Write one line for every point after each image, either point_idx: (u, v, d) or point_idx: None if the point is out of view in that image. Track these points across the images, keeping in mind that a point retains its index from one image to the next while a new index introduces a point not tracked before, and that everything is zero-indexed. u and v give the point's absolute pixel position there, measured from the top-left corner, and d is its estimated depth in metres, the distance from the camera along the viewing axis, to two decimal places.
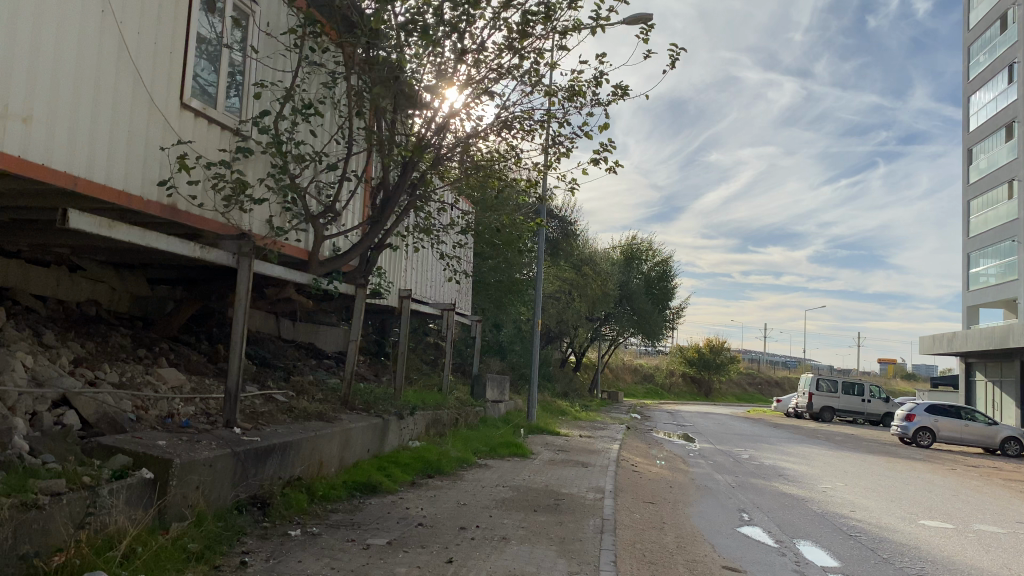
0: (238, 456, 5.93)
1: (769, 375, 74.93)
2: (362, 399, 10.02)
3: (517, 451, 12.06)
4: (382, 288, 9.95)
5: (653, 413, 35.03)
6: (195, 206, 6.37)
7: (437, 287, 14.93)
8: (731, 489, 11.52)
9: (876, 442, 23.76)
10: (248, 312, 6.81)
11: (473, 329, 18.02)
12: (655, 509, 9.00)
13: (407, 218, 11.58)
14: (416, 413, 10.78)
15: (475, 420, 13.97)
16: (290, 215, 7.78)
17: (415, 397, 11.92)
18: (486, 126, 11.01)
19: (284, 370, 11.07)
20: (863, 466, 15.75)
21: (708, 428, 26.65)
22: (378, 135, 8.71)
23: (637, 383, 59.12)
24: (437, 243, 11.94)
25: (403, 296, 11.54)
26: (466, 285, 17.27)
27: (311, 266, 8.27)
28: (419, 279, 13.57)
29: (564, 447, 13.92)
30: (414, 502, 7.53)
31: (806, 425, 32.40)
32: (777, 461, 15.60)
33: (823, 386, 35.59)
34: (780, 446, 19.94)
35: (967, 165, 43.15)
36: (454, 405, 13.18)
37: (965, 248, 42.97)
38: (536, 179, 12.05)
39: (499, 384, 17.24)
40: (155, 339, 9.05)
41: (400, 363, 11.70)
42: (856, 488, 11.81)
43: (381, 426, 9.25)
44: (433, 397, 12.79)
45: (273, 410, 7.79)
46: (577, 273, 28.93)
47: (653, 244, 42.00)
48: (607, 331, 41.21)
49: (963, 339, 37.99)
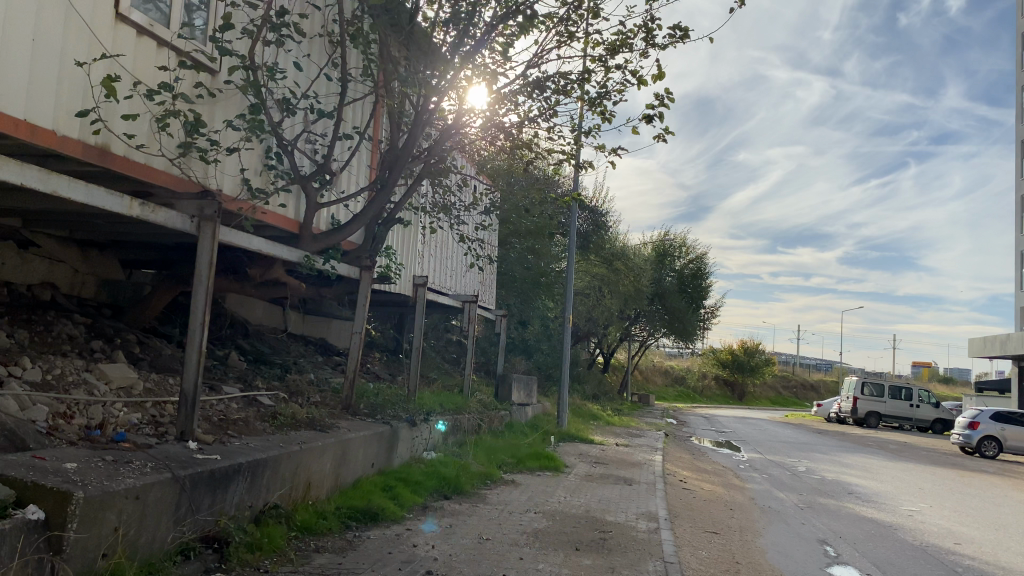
0: (182, 482, 4.42)
1: (803, 378, 72.71)
2: (368, 403, 8.48)
3: (549, 464, 10.46)
4: (392, 272, 8.38)
5: (688, 417, 33.31)
6: (137, 150, 4.86)
7: (459, 276, 13.41)
8: (800, 512, 9.84)
9: (937, 452, 21.82)
10: (211, 292, 5.27)
11: (499, 324, 16.46)
12: (722, 542, 7.34)
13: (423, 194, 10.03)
14: (432, 419, 9.22)
15: (501, 426, 12.38)
16: (273, 174, 6.26)
17: (431, 401, 10.36)
18: (515, 86, 9.44)
19: (280, 368, 9.57)
20: (938, 482, 13.95)
21: (750, 435, 24.88)
22: (385, 81, 7.12)
23: (667, 385, 57.33)
24: (456, 223, 10.37)
25: (419, 284, 10.01)
26: (490, 276, 15.71)
27: (302, 240, 6.74)
28: (437, 266, 12.01)
29: (601, 459, 12.29)
30: (424, 535, 5.96)
31: (852, 432, 30.47)
32: (841, 476, 13.82)
33: (868, 390, 33.56)
34: (835, 456, 18.15)
35: (1021, 157, 40.78)
36: (476, 410, 11.61)
37: (1018, 245, 40.62)
38: (572, 152, 10.47)
39: (527, 385, 15.66)
40: (119, 329, 7.60)
41: (415, 360, 10.15)
42: (946, 514, 10.07)
43: (388, 436, 7.69)
44: (454, 402, 11.21)
45: (249, 417, 6.26)
46: (609, 268, 27.28)
47: (685, 240, 40.15)
48: (638, 331, 39.46)
49: (1018, 341, 35.73)
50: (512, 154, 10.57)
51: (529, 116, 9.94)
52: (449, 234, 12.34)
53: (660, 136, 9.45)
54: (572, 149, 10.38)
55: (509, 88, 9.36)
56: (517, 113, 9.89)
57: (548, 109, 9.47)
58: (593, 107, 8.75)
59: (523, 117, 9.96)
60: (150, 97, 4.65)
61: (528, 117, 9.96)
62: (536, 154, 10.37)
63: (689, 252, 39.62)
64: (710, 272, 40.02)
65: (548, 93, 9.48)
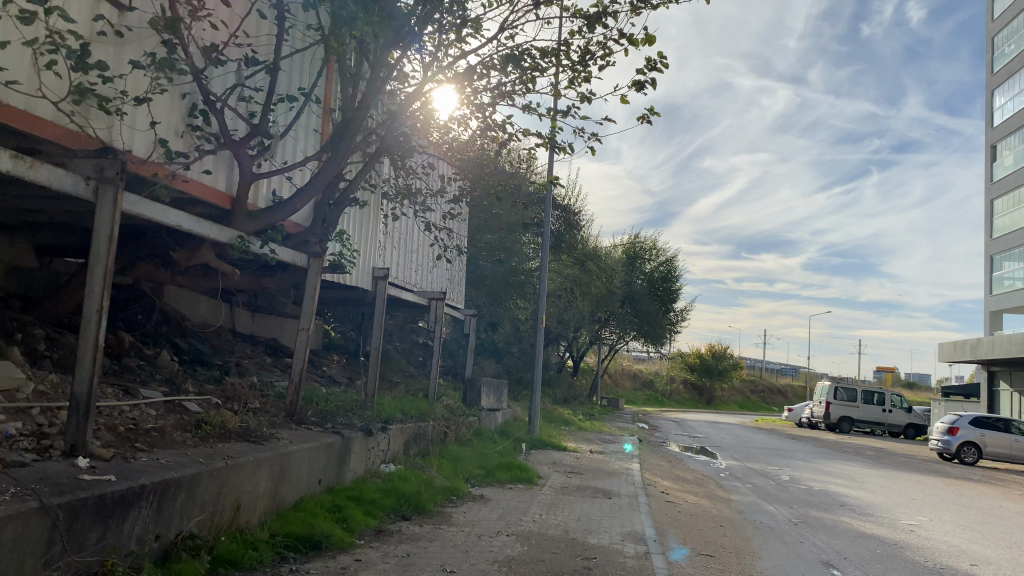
0: (56, 514, 3.41)
1: (770, 382, 72.73)
2: (317, 409, 7.48)
3: (521, 475, 9.53)
4: (345, 259, 7.41)
5: (659, 422, 32.62)
6: (12, 90, 3.86)
7: (425, 272, 12.45)
8: (796, 527, 9.03)
9: (916, 459, 21.29)
10: (111, 273, 4.26)
11: (467, 325, 15.50)
12: (719, 567, 6.47)
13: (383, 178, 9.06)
14: (391, 427, 8.23)
15: (469, 434, 11.42)
16: (197, 135, 5.27)
17: (391, 407, 9.38)
18: (488, 59, 8.52)
19: (220, 369, 8.51)
20: (929, 491, 13.28)
21: (725, 441, 24.19)
22: (335, 35, 6.15)
23: (636, 390, 56.78)
24: (420, 209, 9.40)
25: (379, 277, 9.04)
26: (458, 273, 14.75)
27: (236, 217, 5.77)
28: (399, 259, 11.02)
29: (577, 468, 11.39)
30: (376, 567, 4.99)
31: (825, 437, 29.99)
32: (828, 486, 13.08)
33: (840, 395, 33.15)
34: (816, 463, 17.47)
35: (991, 162, 40.89)
36: (442, 416, 10.64)
37: (988, 250, 40.64)
38: (549, 136, 9.60)
39: (497, 390, 14.72)
40: (23, 323, 6.51)
41: (374, 361, 9.16)
42: (949, 529, 9.34)
43: (338, 447, 6.69)
44: (417, 407, 10.23)
45: (168, 427, 5.24)
46: (581, 269, 26.47)
47: (656, 242, 39.52)
48: (609, 334, 38.76)
49: (989, 345, 35.65)
50: (484, 136, 9.65)
51: (503, 92, 9.02)
52: (413, 224, 11.37)
53: (646, 117, 8.65)
54: (548, 133, 9.50)
55: (481, 60, 8.44)
56: (487, 90, 8.96)
57: (524, 86, 8.57)
58: (573, 81, 7.91)
59: (495, 94, 9.04)
60: (22, 21, 3.65)
61: (501, 95, 9.05)
62: (509, 136, 9.46)
63: (661, 254, 39.03)
64: (682, 275, 39.46)
65: (524, 68, 8.59)
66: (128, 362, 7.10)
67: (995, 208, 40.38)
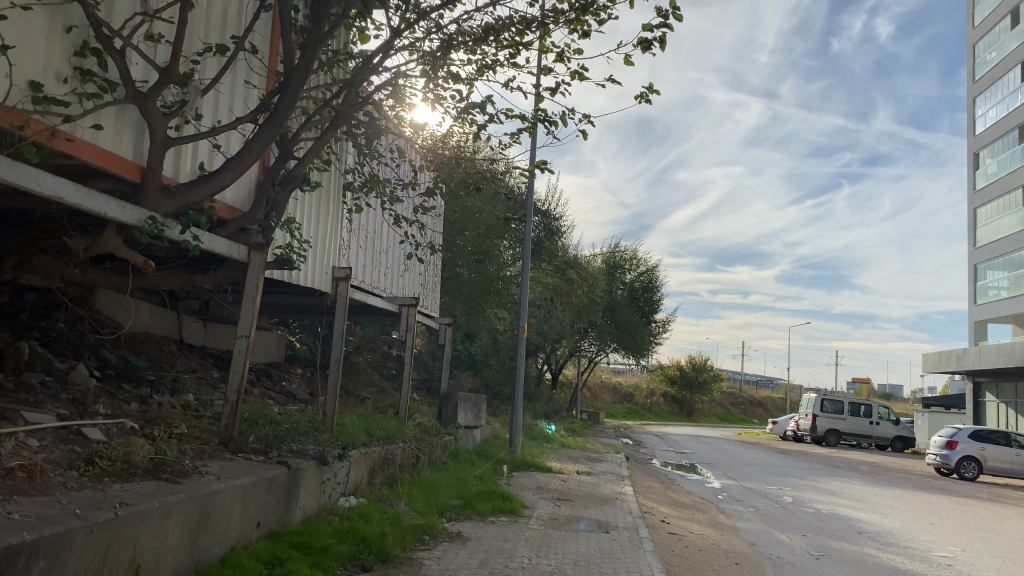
0: None
1: (750, 394, 72.13)
2: (260, 432, 6.22)
3: (504, 505, 8.32)
4: (294, 253, 6.15)
5: (643, 436, 31.54)
6: None
7: (395, 275, 11.28)
8: (819, 561, 7.93)
9: (913, 474, 20.33)
10: None
11: (442, 335, 14.27)
12: None
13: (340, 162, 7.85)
14: (351, 453, 6.98)
15: (445, 457, 10.17)
16: (85, 81, 4.05)
17: (354, 428, 8.12)
18: (465, 25, 7.37)
19: (150, 385, 7.23)
20: (944, 514, 12.26)
21: (713, 457, 23.13)
22: None
23: (616, 403, 55.75)
24: (386, 199, 8.19)
25: (339, 277, 7.81)
26: (432, 279, 13.57)
27: (144, 192, 4.54)
28: (364, 259, 9.82)
29: (565, 494, 10.18)
30: None
31: (814, 451, 29.05)
32: (839, 510, 11.96)
33: (827, 407, 32.29)
34: (815, 481, 16.42)
35: (973, 170, 40.50)
36: (414, 437, 9.41)
37: (972, 259, 40.14)
38: (532, 120, 8.55)
39: (474, 405, 13.50)
40: None
41: (333, 376, 7.89)
42: (988, 562, 8.29)
43: (281, 482, 5.45)
44: (385, 428, 8.96)
45: (46, 463, 3.99)
46: (562, 278, 25.38)
47: (637, 252, 38.54)
48: (588, 346, 37.73)
49: (975, 355, 35.03)
50: (460, 118, 8.51)
51: (483, 65, 7.86)
52: (381, 219, 10.17)
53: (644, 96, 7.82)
54: (531, 117, 8.47)
55: (458, 26, 7.28)
56: (465, 63, 7.81)
57: (508, 58, 7.50)
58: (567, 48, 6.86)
59: (473, 70, 7.91)
60: None
61: (479, 71, 7.94)
62: (488, 119, 8.36)
63: (641, 264, 38.05)
64: (662, 285, 38.51)
65: (506, 44, 7.48)
66: (28, 378, 5.77)
67: (978, 217, 39.94)
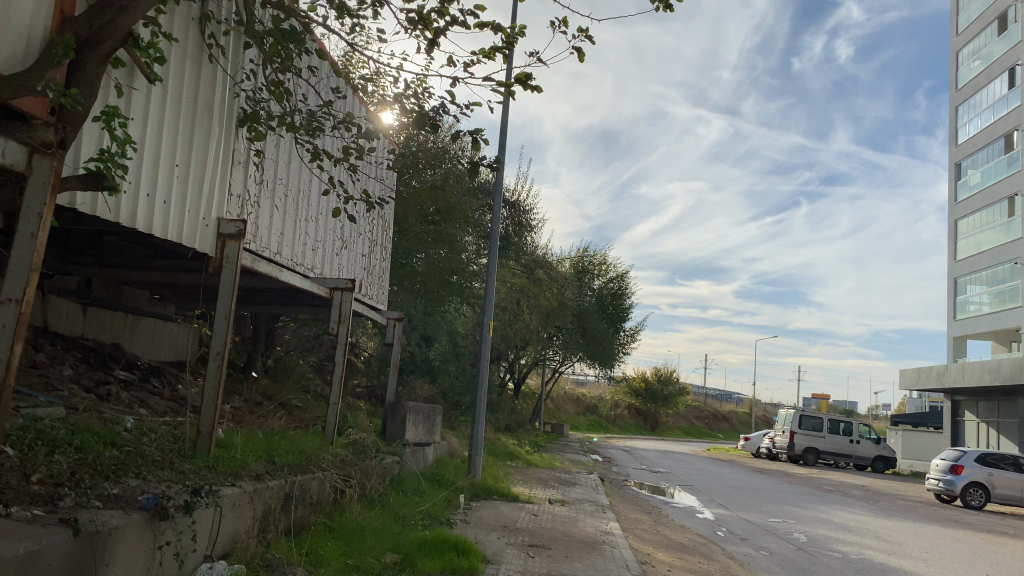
0: None
1: (715, 408, 70.58)
2: (59, 464, 3.77)
3: (456, 561, 5.87)
4: (114, 169, 3.63)
5: (612, 453, 29.30)
6: None
7: (326, 251, 8.92)
8: None
9: (915, 501, 18.34)
10: None
11: (390, 333, 11.88)
12: None
13: (228, 64, 5.52)
14: (224, 494, 4.52)
15: (384, 486, 7.78)
16: None
17: (247, 454, 5.67)
18: None
19: None
20: (991, 560, 10.21)
21: (693, 478, 20.96)
22: None
23: (580, 415, 53.58)
24: (296, 126, 5.86)
25: (227, 233, 5.47)
26: (377, 264, 11.22)
27: None
28: (275, 220, 7.52)
29: (537, 538, 7.82)
30: None
31: (795, 471, 27.03)
32: (871, 556, 9.78)
33: (806, 424, 30.42)
34: (820, 511, 14.29)
35: (954, 181, 39.21)
36: (336, 462, 6.96)
37: (951, 273, 38.76)
38: (509, 31, 6.27)
39: (427, 418, 11.09)
40: None
41: (211, 377, 5.38)
42: None
43: (49, 566, 2.99)
44: (299, 451, 6.53)
45: None
46: (530, 278, 23.04)
47: (605, 257, 36.29)
48: (553, 355, 35.44)
49: (957, 372, 33.48)
50: (409, 28, 6.24)
51: None
52: (301, 170, 7.88)
53: None
54: (508, 28, 6.21)
55: None
56: None
57: None
58: None
59: None
60: None
61: None
62: (447, 27, 6.12)
63: (610, 270, 36.02)
64: (632, 292, 36.53)
65: None
66: None
67: (958, 229, 38.61)
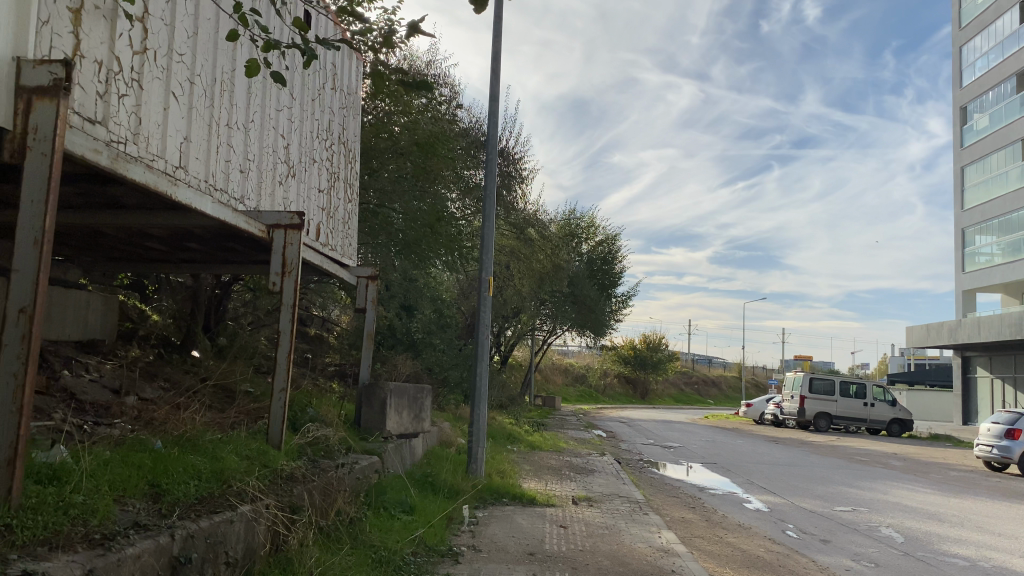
0: None
1: (705, 374, 68.93)
2: None
3: None
4: None
5: (612, 426, 27.13)
6: None
7: (263, 177, 6.37)
8: None
9: (963, 471, 16.24)
10: None
11: (360, 295, 9.34)
12: None
13: None
14: None
15: (357, 508, 5.31)
16: None
17: (96, 489, 3.18)
18: None
19: None
20: None
21: (711, 453, 18.76)
22: None
23: (568, 385, 51.49)
24: None
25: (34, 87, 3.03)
26: (340, 206, 8.66)
27: None
28: (176, 116, 4.97)
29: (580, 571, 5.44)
30: None
31: (811, 438, 24.97)
32: (1004, 562, 7.41)
33: (816, 389, 28.36)
34: (880, 491, 12.07)
35: (960, 125, 37.06)
36: (278, 484, 4.47)
37: (959, 223, 36.73)
38: None
39: (414, 401, 8.65)
40: None
41: (9, 360, 2.81)
42: None
43: None
44: (210, 470, 4.04)
45: None
46: (520, 239, 20.53)
47: (592, 219, 33.72)
48: (541, 325, 33.03)
49: (970, 328, 31.55)
50: None
51: None
52: (207, 50, 5.30)
53: None
54: None
55: None
56: None
57: None
58: None
59: None
60: None
61: None
62: None
63: (597, 232, 33.54)
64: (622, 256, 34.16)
65: None
66: None
67: (965, 176, 36.53)
